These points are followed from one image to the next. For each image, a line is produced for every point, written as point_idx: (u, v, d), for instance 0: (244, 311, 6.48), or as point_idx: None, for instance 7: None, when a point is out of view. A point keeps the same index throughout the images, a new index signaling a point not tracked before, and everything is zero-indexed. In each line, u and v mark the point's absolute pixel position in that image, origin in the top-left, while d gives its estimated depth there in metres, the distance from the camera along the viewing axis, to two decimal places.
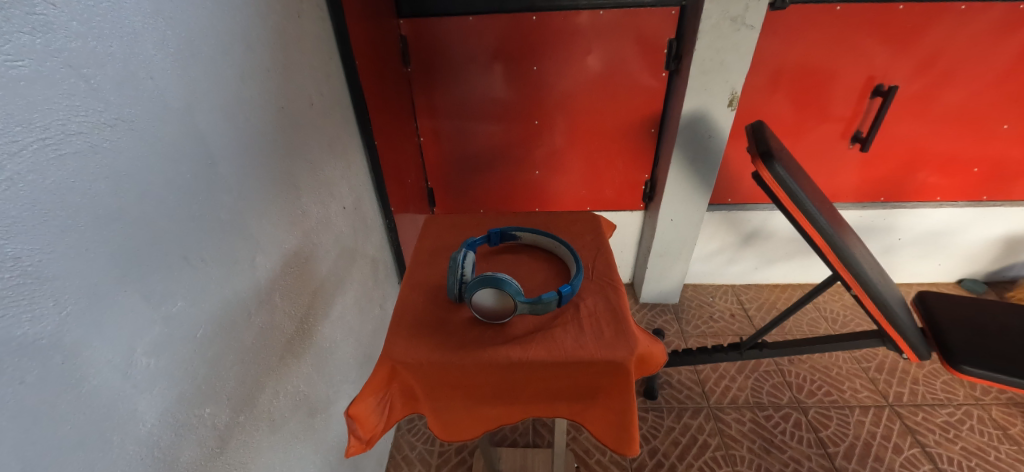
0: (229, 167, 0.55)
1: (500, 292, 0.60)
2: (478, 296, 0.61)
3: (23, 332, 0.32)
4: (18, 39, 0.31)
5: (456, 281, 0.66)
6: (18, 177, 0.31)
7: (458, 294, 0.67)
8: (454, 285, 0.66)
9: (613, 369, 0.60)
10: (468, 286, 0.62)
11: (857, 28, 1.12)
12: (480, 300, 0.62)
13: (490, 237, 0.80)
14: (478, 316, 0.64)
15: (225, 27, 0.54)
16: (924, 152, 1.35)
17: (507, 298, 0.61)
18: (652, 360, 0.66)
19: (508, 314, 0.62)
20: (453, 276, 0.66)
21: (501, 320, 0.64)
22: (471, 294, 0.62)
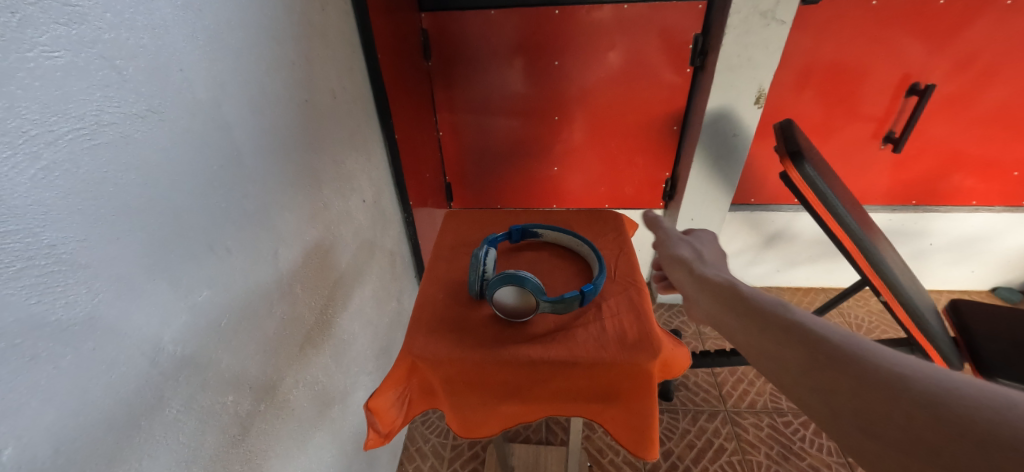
0: (254, 158, 0.55)
1: (522, 288, 0.60)
2: (499, 293, 0.61)
3: (57, 318, 0.33)
4: (55, 30, 0.32)
5: (477, 277, 0.66)
6: (54, 165, 0.32)
7: (479, 291, 0.67)
8: (475, 281, 0.66)
9: (636, 371, 0.59)
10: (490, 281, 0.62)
11: (895, 24, 1.07)
12: (501, 296, 0.61)
13: (512, 234, 0.80)
14: (500, 314, 0.64)
15: (251, 19, 0.54)
16: (961, 154, 1.29)
17: (529, 294, 0.60)
18: (675, 363, 0.64)
19: (530, 312, 0.62)
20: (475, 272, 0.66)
21: (522, 318, 0.63)
22: (492, 290, 0.62)
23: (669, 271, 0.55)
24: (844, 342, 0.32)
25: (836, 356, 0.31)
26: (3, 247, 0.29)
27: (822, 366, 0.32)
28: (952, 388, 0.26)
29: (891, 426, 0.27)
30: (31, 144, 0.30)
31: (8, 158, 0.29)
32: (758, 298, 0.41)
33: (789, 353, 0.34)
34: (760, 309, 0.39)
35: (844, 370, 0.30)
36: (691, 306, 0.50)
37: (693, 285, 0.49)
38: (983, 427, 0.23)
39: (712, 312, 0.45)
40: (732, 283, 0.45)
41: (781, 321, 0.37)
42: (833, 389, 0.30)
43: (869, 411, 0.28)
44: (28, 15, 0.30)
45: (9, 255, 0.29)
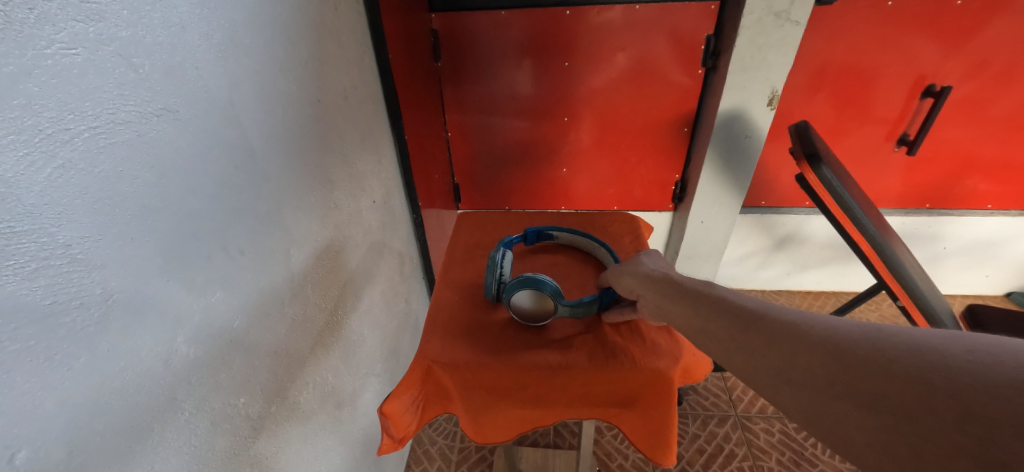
0: (267, 157, 0.55)
1: (542, 292, 0.60)
2: (517, 297, 0.61)
3: (72, 320, 0.32)
4: (74, 27, 0.31)
5: (494, 280, 0.65)
6: (70, 164, 0.31)
7: (494, 294, 0.67)
8: (491, 284, 0.65)
9: (656, 377, 0.58)
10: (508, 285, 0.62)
11: (911, 24, 1.05)
12: (520, 301, 0.61)
13: (527, 236, 0.79)
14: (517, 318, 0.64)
15: (266, 19, 0.54)
16: (977, 157, 1.27)
17: (549, 298, 0.60)
18: (696, 369, 0.63)
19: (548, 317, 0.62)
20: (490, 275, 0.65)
21: (540, 322, 0.63)
22: (510, 294, 0.61)
23: (616, 276, 0.63)
24: (756, 310, 0.40)
25: (763, 322, 0.38)
26: (17, 247, 0.29)
27: (744, 329, 0.39)
28: (831, 327, 0.33)
29: (793, 367, 0.33)
30: (47, 143, 0.30)
31: (22, 157, 0.29)
32: (691, 288, 0.49)
33: (718, 325, 0.42)
34: (694, 295, 0.48)
35: (761, 330, 0.38)
36: (639, 302, 0.58)
37: (637, 282, 0.58)
38: (853, 349, 0.31)
39: (654, 301, 0.52)
40: (669, 277, 0.54)
41: (711, 302, 0.45)
42: (753, 347, 0.37)
43: (786, 356, 0.34)
44: (45, 12, 0.30)
45: (24, 255, 0.29)
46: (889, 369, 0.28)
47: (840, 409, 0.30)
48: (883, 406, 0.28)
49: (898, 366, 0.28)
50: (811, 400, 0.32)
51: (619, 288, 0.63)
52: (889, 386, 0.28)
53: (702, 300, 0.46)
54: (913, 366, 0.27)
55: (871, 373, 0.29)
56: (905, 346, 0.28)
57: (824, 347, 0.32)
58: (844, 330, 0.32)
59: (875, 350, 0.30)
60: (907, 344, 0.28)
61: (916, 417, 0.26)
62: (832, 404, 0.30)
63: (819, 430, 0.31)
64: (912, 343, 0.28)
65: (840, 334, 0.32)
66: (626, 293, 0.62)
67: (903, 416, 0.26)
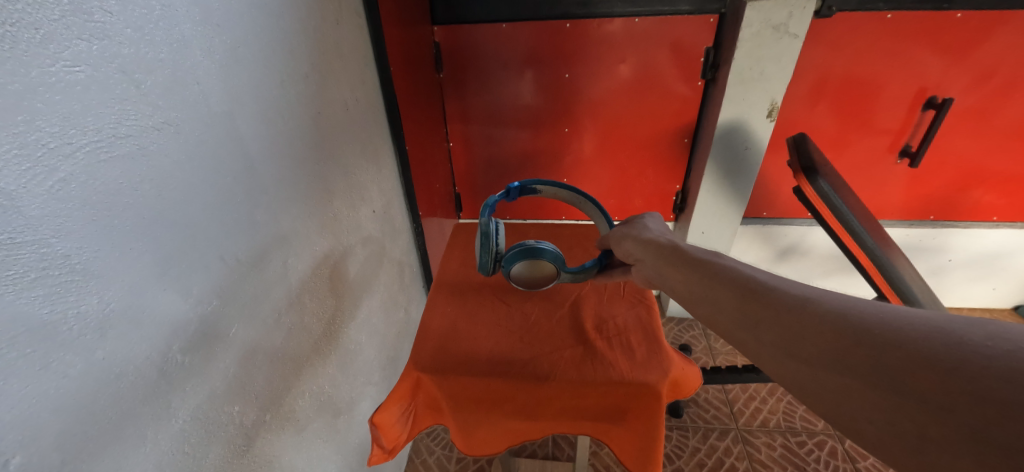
0: (267, 168, 0.56)
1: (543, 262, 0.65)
2: (520, 269, 0.65)
3: (68, 329, 0.33)
4: (78, 46, 0.33)
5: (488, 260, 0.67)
6: (71, 176, 0.32)
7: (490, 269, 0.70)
8: (486, 265, 0.67)
9: (645, 393, 0.58)
10: (508, 258, 0.66)
11: (911, 36, 1.05)
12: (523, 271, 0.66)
13: (510, 192, 0.74)
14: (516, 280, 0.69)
15: (267, 34, 0.55)
16: (981, 168, 1.26)
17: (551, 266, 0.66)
18: (686, 383, 0.64)
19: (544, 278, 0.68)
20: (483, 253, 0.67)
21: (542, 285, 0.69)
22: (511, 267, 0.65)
23: (617, 240, 0.64)
24: (765, 283, 0.41)
25: (768, 295, 0.39)
26: (17, 257, 0.29)
27: (749, 300, 0.40)
28: (843, 305, 0.34)
29: (799, 341, 0.34)
30: (50, 157, 0.31)
31: (26, 171, 0.30)
32: (698, 257, 0.50)
33: (722, 294, 0.43)
34: (699, 264, 0.48)
35: (768, 303, 0.38)
36: (639, 266, 0.59)
37: (639, 247, 0.58)
38: (868, 329, 0.31)
39: (657, 268, 0.54)
40: (673, 243, 0.54)
41: (720, 272, 0.45)
42: (757, 319, 0.38)
43: (789, 329, 0.35)
44: (52, 32, 0.31)
45: (24, 265, 0.30)
46: (902, 350, 0.28)
47: (845, 386, 0.30)
48: (891, 383, 0.28)
49: (911, 348, 0.28)
50: (813, 373, 0.32)
51: (619, 252, 0.64)
52: (900, 365, 0.28)
53: (706, 269, 0.47)
54: (928, 348, 0.27)
55: (882, 353, 0.29)
56: (925, 330, 0.28)
57: (835, 323, 0.33)
58: (859, 310, 0.32)
59: (888, 331, 0.30)
60: (925, 328, 0.29)
61: (926, 398, 0.26)
62: (836, 379, 0.31)
63: (814, 399, 0.32)
64: (930, 327, 0.28)
65: (853, 313, 0.33)
66: (626, 257, 0.63)
67: (912, 395, 0.27)
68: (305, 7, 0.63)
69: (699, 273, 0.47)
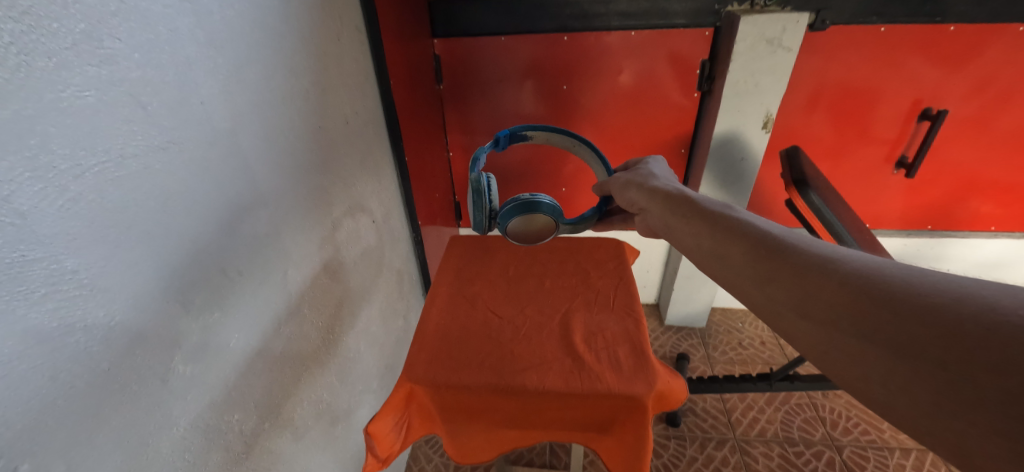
0: (268, 182, 0.58)
1: (537, 212, 0.70)
2: (515, 222, 0.71)
3: (76, 341, 0.34)
4: (88, 71, 0.34)
5: (484, 216, 0.73)
6: (80, 196, 0.34)
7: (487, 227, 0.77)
8: (482, 221, 0.73)
9: (629, 405, 0.60)
10: (504, 212, 0.72)
11: (905, 49, 1.07)
12: (518, 224, 0.71)
13: (499, 140, 0.77)
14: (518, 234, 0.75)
15: (270, 53, 0.57)
16: (978, 178, 1.26)
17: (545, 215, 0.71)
18: (671, 396, 0.65)
19: (545, 229, 0.74)
20: (479, 210, 0.73)
21: (542, 236, 0.76)
22: (507, 220, 0.71)
23: (623, 189, 0.68)
24: (785, 241, 0.43)
25: (783, 253, 0.42)
26: (29, 274, 0.31)
27: (768, 259, 0.43)
28: (869, 268, 0.36)
29: (816, 301, 0.37)
30: (60, 178, 0.33)
31: (39, 192, 0.31)
32: (711, 210, 0.53)
33: (740, 251, 0.46)
34: (712, 218, 0.52)
35: (783, 261, 0.41)
36: (646, 216, 0.64)
37: (648, 198, 0.62)
38: (891, 291, 0.34)
39: (667, 219, 0.58)
40: (682, 195, 0.58)
41: (733, 228, 0.48)
42: (772, 277, 0.41)
43: (804, 289, 0.38)
44: (64, 60, 0.32)
45: (34, 280, 0.31)
46: (925, 316, 0.31)
47: (861, 348, 0.34)
48: (910, 348, 0.31)
49: (935, 313, 0.31)
50: (827, 332, 0.36)
51: (624, 202, 0.69)
52: (922, 330, 0.31)
53: (722, 225, 0.50)
54: (951, 314, 0.30)
55: (906, 317, 0.32)
56: (949, 296, 0.31)
57: (857, 286, 0.35)
58: (884, 274, 0.35)
59: (913, 296, 0.32)
60: (948, 295, 0.31)
61: (944, 362, 0.29)
62: (852, 341, 0.34)
63: (832, 356, 0.36)
64: (953, 293, 0.31)
65: (878, 276, 0.35)
66: (631, 206, 0.67)
67: (927, 357, 0.30)
68: (307, 26, 0.65)
69: (711, 231, 0.51)
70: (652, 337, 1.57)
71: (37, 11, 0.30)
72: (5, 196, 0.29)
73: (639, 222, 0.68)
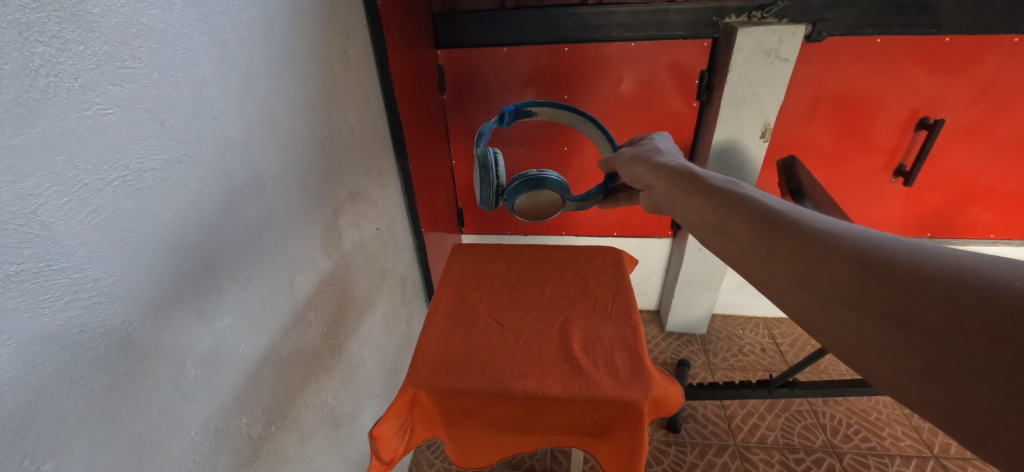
0: (277, 192, 0.59)
1: (545, 188, 0.75)
2: (523, 197, 0.75)
3: (96, 346, 0.36)
4: (111, 91, 0.36)
5: (491, 191, 0.76)
6: (101, 208, 0.36)
7: (492, 204, 0.79)
8: (490, 197, 0.76)
9: (626, 410, 0.61)
10: (511, 189, 0.75)
11: (902, 59, 1.08)
12: (525, 200, 0.76)
13: (503, 117, 0.78)
14: (525, 213, 0.79)
15: (280, 68, 0.59)
16: (976, 186, 1.27)
17: (552, 191, 0.75)
18: (667, 402, 0.66)
19: (553, 206, 0.78)
20: (484, 187, 0.76)
21: (549, 214, 0.79)
22: (515, 196, 0.76)
23: (630, 165, 0.69)
24: (785, 214, 0.42)
25: (784, 226, 0.41)
26: (53, 282, 0.33)
27: (767, 231, 0.42)
28: (868, 239, 0.35)
29: (816, 274, 0.36)
30: (84, 192, 0.34)
31: (64, 205, 0.33)
32: (715, 186, 0.52)
33: (739, 224, 0.45)
34: (715, 194, 0.51)
35: (785, 233, 0.40)
36: (651, 192, 0.64)
37: (653, 174, 0.63)
38: (889, 262, 0.32)
39: (670, 195, 0.58)
40: (687, 171, 0.58)
41: (736, 203, 0.47)
42: (772, 249, 0.41)
43: (804, 261, 0.38)
44: (89, 80, 0.34)
45: (59, 288, 0.33)
46: (923, 288, 0.30)
47: (859, 320, 0.33)
48: (908, 320, 0.30)
49: (933, 284, 0.29)
50: (825, 303, 0.35)
51: (630, 179, 0.69)
52: (919, 302, 0.29)
53: (725, 201, 0.49)
54: (949, 285, 0.29)
55: (903, 288, 0.31)
56: (949, 268, 0.30)
57: (859, 257, 0.34)
58: (885, 245, 0.34)
59: (913, 267, 0.31)
60: (950, 266, 0.30)
61: (940, 334, 0.28)
62: (850, 313, 0.33)
63: (828, 329, 0.35)
64: (954, 264, 0.30)
65: (877, 248, 0.34)
66: (637, 182, 0.68)
67: (927, 331, 0.29)
68: (315, 40, 0.68)
69: (714, 206, 0.50)
70: (653, 343, 1.58)
71: (65, 35, 0.32)
72: (32, 209, 0.31)
73: (645, 199, 0.68)
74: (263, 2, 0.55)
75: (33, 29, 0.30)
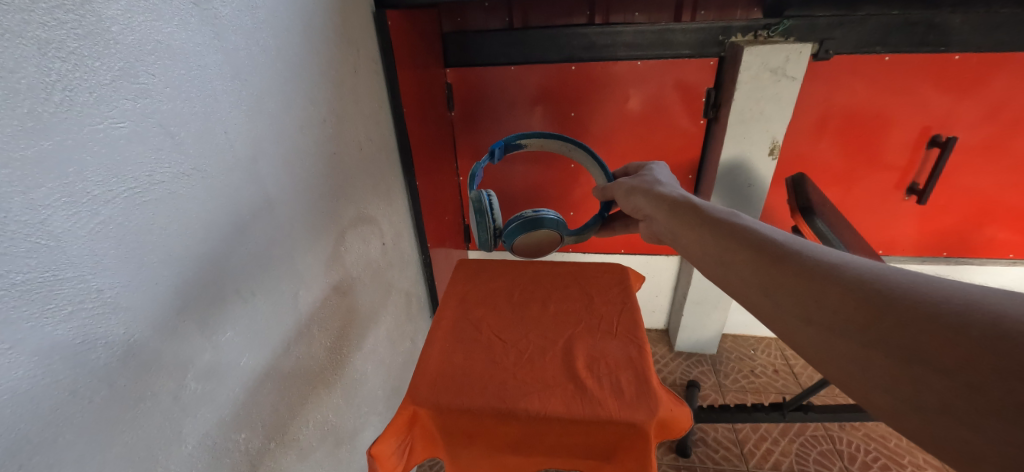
0: (284, 205, 0.60)
1: (542, 227, 0.74)
2: (522, 238, 0.75)
3: (97, 356, 0.36)
4: (124, 105, 0.37)
5: (489, 235, 0.76)
6: (110, 219, 0.36)
7: (492, 245, 0.79)
8: (489, 240, 0.76)
9: (631, 432, 0.60)
10: (509, 231, 0.75)
11: (912, 76, 1.07)
12: (524, 240, 0.75)
13: (493, 152, 0.78)
14: (525, 249, 0.79)
15: (290, 84, 0.61)
16: (993, 204, 1.24)
17: (550, 229, 0.75)
18: (675, 424, 0.64)
19: (556, 241, 0.78)
20: (483, 229, 0.75)
21: (551, 247, 0.79)
22: (513, 237, 0.75)
23: (629, 196, 0.68)
24: (789, 247, 0.43)
25: (788, 259, 0.42)
26: (58, 292, 0.33)
27: (770, 263, 0.43)
28: (873, 272, 0.36)
29: (822, 308, 0.37)
30: (92, 203, 0.35)
31: (72, 216, 0.33)
32: (717, 217, 0.53)
33: (743, 258, 0.46)
34: (717, 225, 0.51)
35: (788, 269, 0.41)
36: (652, 223, 0.63)
37: (653, 205, 0.62)
38: (896, 297, 0.33)
39: (671, 226, 0.58)
40: (687, 202, 0.58)
41: (739, 236, 0.48)
42: (776, 284, 0.41)
43: (809, 296, 0.38)
44: (103, 94, 0.35)
45: (63, 298, 0.33)
46: (930, 325, 0.30)
47: (868, 354, 0.33)
48: (918, 354, 0.30)
49: (941, 322, 0.30)
50: (831, 337, 0.36)
51: (629, 208, 0.68)
52: (929, 339, 0.30)
53: (727, 232, 0.50)
54: (958, 322, 0.29)
55: (911, 324, 0.31)
56: (958, 304, 0.30)
57: (864, 292, 0.35)
58: (891, 279, 0.35)
59: (919, 302, 0.32)
60: (959, 302, 0.31)
61: (951, 371, 0.28)
62: (859, 349, 0.34)
63: (837, 366, 0.35)
64: (962, 301, 0.31)
65: (883, 283, 0.35)
66: (637, 212, 0.67)
67: (939, 367, 0.29)
68: (325, 58, 0.69)
69: (717, 238, 0.50)
70: (662, 363, 1.54)
71: (82, 51, 0.33)
72: (41, 220, 0.31)
73: (645, 228, 0.67)
74: (275, 21, 0.57)
75: (52, 45, 0.31)
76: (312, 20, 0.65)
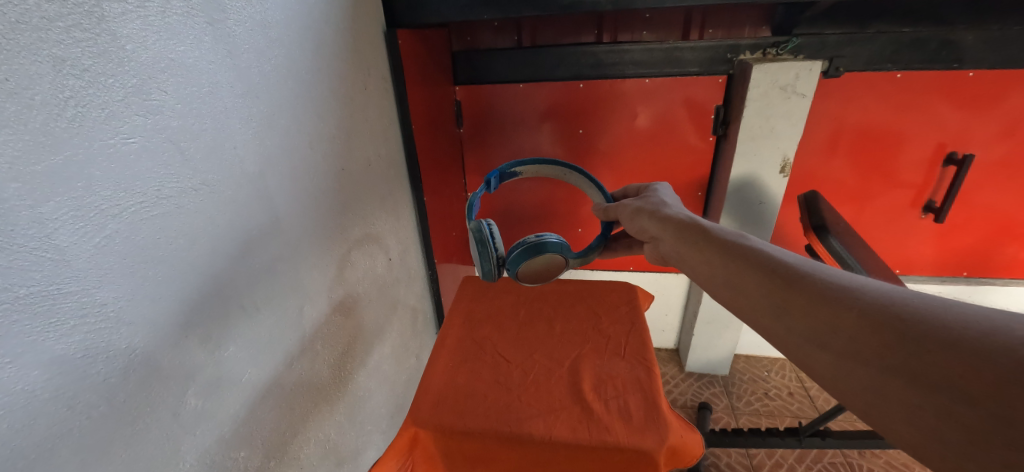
0: (291, 220, 0.60)
1: (545, 251, 0.73)
2: (526, 265, 0.73)
3: (98, 371, 0.35)
4: (135, 121, 0.37)
5: (492, 264, 0.75)
6: (116, 233, 0.36)
7: (495, 275, 0.78)
8: (492, 270, 0.74)
9: (641, 460, 0.57)
10: (512, 258, 0.74)
11: (924, 93, 1.06)
12: (528, 267, 0.74)
13: (490, 180, 0.77)
14: (531, 278, 0.77)
15: (301, 102, 0.62)
16: (1014, 222, 1.21)
17: (553, 253, 0.74)
18: (685, 451, 0.62)
19: (561, 265, 0.76)
20: (486, 260, 0.75)
21: (557, 271, 0.77)
22: (517, 265, 0.74)
23: (634, 217, 0.67)
24: (801, 271, 0.42)
25: (802, 283, 0.40)
26: (60, 306, 0.33)
27: (782, 287, 0.41)
28: (888, 295, 0.35)
29: (835, 334, 0.35)
30: (100, 217, 0.35)
31: (79, 229, 0.34)
32: (727, 239, 0.51)
33: (753, 281, 0.44)
34: (727, 246, 0.50)
35: (800, 293, 0.40)
36: (658, 244, 0.62)
37: (659, 226, 0.61)
38: (913, 323, 0.32)
39: (678, 248, 0.56)
40: (694, 223, 0.57)
41: (750, 258, 0.47)
42: (788, 308, 0.40)
43: (822, 322, 0.37)
44: (115, 111, 0.35)
45: (64, 313, 0.33)
46: (949, 351, 0.29)
47: (886, 383, 0.32)
48: (939, 383, 0.29)
49: (962, 347, 0.29)
50: (846, 364, 0.34)
51: (635, 229, 0.67)
52: (949, 366, 0.29)
53: (737, 253, 0.48)
54: (979, 347, 0.28)
55: (931, 351, 0.30)
56: (979, 330, 0.29)
57: (879, 317, 0.33)
58: (906, 303, 0.33)
59: (937, 328, 0.31)
60: (980, 328, 0.29)
61: (978, 400, 0.27)
62: (875, 377, 0.32)
63: (855, 395, 0.34)
64: (982, 326, 0.29)
65: (899, 306, 0.33)
66: (642, 233, 0.66)
67: (964, 397, 0.28)
68: (336, 75, 0.70)
69: (726, 260, 0.49)
70: (672, 384, 1.51)
71: (96, 69, 0.34)
72: (47, 233, 0.31)
73: (650, 249, 0.66)
74: (288, 40, 0.58)
75: (67, 62, 0.32)
76: (323, 39, 0.67)
